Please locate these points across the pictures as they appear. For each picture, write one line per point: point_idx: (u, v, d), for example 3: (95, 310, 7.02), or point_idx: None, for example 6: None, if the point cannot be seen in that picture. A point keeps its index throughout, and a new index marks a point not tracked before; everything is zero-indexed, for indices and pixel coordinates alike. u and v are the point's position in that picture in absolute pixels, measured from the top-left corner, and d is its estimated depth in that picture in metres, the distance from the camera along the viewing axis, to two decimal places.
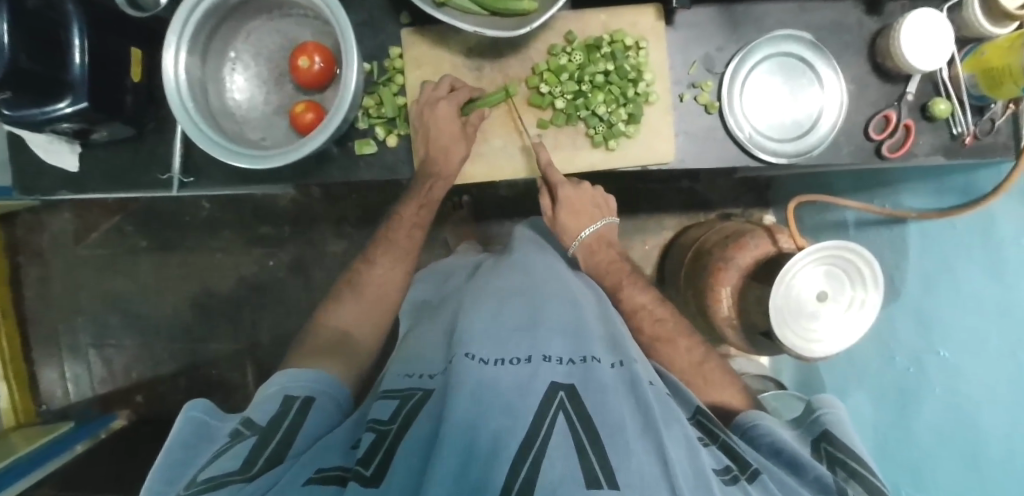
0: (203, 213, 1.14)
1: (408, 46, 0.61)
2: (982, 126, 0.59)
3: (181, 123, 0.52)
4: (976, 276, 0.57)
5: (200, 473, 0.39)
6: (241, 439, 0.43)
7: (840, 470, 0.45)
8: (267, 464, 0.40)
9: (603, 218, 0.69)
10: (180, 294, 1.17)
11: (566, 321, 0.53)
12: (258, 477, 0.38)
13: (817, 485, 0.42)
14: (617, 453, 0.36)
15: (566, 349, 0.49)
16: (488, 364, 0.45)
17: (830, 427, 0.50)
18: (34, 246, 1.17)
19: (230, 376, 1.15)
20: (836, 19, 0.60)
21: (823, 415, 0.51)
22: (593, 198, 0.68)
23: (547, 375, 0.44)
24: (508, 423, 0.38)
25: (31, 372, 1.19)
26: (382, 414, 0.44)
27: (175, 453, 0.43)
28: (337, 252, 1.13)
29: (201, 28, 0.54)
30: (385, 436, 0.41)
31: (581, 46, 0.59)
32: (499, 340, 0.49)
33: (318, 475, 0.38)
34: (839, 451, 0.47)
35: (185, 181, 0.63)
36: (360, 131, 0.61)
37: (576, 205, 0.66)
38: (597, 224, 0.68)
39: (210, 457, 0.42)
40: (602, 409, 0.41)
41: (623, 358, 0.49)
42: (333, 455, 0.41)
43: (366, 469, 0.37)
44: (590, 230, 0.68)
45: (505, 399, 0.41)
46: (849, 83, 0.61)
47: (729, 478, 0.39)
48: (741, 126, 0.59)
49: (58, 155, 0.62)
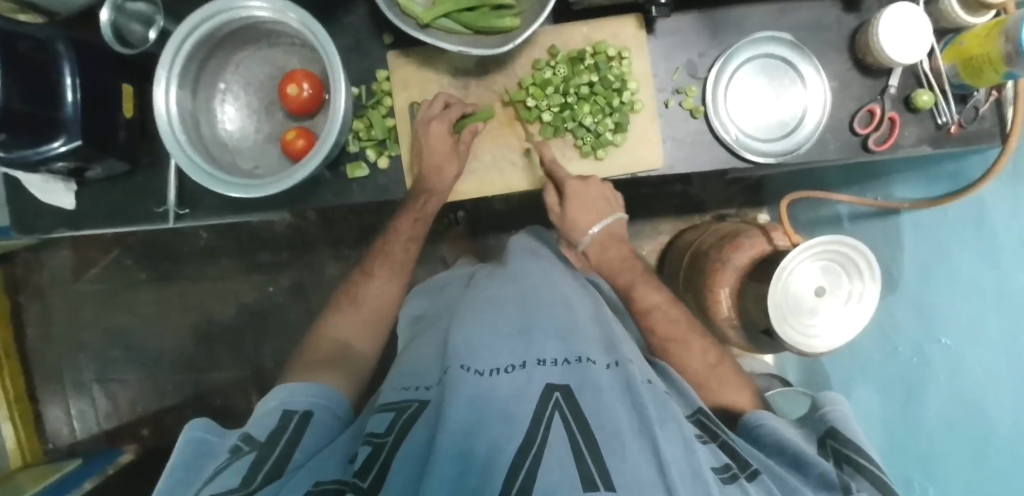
0: (201, 242, 1.14)
1: (394, 68, 0.62)
2: (966, 114, 0.60)
3: (173, 155, 0.53)
4: (971, 263, 0.57)
5: (200, 490, 0.39)
6: (240, 455, 0.43)
7: (846, 465, 0.46)
8: (265, 478, 0.41)
9: (613, 214, 0.66)
10: (182, 324, 1.17)
11: (560, 325, 0.53)
12: (257, 492, 0.39)
13: (821, 482, 0.43)
14: (613, 453, 0.37)
15: (561, 352, 0.49)
16: (483, 372, 0.45)
17: (835, 423, 0.50)
18: (35, 285, 1.18)
19: (235, 404, 1.15)
20: (814, 18, 0.61)
21: (828, 412, 0.52)
22: (603, 193, 0.63)
23: (541, 378, 0.44)
24: (504, 428, 0.39)
25: (36, 411, 1.18)
26: (377, 427, 0.45)
27: (175, 478, 0.43)
28: (336, 273, 1.13)
29: (190, 61, 0.55)
30: (381, 449, 0.41)
31: (565, 59, 0.60)
32: (494, 348, 0.49)
33: (316, 488, 0.39)
34: (844, 447, 0.48)
35: (181, 213, 0.63)
36: (351, 154, 0.62)
37: (584, 200, 0.62)
38: (604, 219, 0.65)
39: (208, 476, 0.42)
40: (598, 409, 0.41)
41: (618, 359, 0.50)
42: (329, 468, 0.42)
43: (363, 480, 0.38)
44: (597, 226, 0.65)
45: (501, 405, 0.41)
46: (832, 80, 0.61)
47: (727, 476, 0.39)
48: (728, 128, 0.60)
49: (53, 195, 0.62)
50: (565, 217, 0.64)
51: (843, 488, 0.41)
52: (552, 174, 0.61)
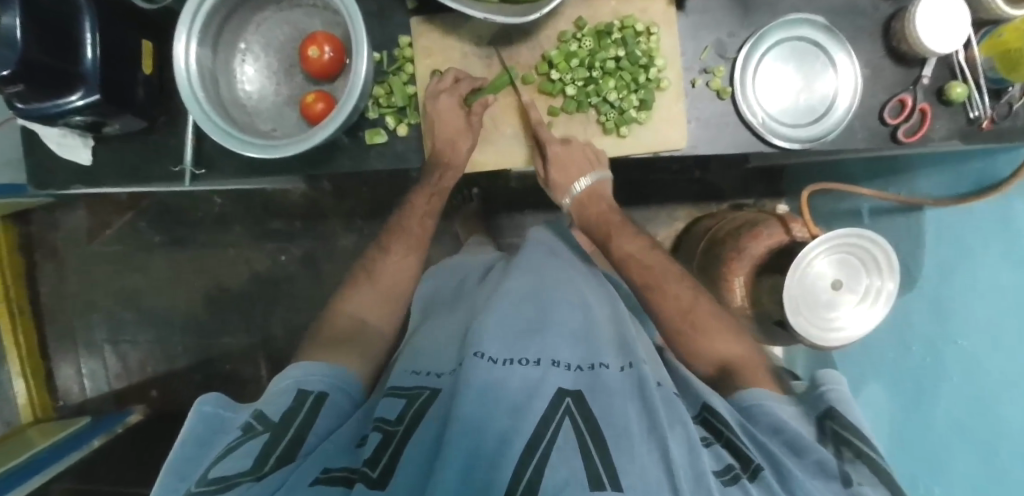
0: (214, 209, 1.15)
1: (417, 35, 0.60)
2: (998, 110, 0.58)
3: (192, 113, 0.52)
4: (994, 262, 0.56)
5: (209, 470, 0.39)
6: (254, 435, 0.43)
7: (845, 449, 0.45)
8: (278, 462, 0.41)
9: (601, 172, 0.62)
10: (193, 290, 1.18)
11: (575, 328, 0.53)
12: (267, 476, 0.39)
13: (818, 468, 0.43)
14: (622, 454, 0.37)
15: (574, 357, 0.49)
16: (498, 364, 0.45)
17: (835, 404, 0.50)
18: (49, 244, 1.19)
19: (243, 370, 1.16)
20: (850, 3, 0.59)
21: (828, 392, 0.52)
22: (584, 152, 0.60)
23: (555, 380, 0.44)
24: (514, 423, 0.39)
25: (48, 368, 1.20)
26: (388, 414, 0.45)
27: (188, 454, 0.43)
28: (348, 245, 1.13)
29: (211, 19, 0.54)
30: (391, 438, 0.42)
31: (591, 32, 0.59)
32: (508, 340, 0.49)
33: (324, 475, 0.39)
34: (844, 429, 0.47)
35: (197, 173, 0.63)
36: (371, 120, 0.61)
37: (565, 160, 0.60)
38: (589, 178, 0.62)
39: (219, 454, 0.42)
40: (609, 411, 0.41)
41: (632, 361, 0.49)
42: (339, 455, 0.41)
43: (373, 471, 0.38)
44: (582, 183, 0.62)
45: (512, 401, 0.41)
46: (864, 67, 0.60)
47: (729, 478, 0.40)
48: (754, 111, 0.59)
49: (72, 150, 0.62)
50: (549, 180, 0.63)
51: (842, 480, 0.41)
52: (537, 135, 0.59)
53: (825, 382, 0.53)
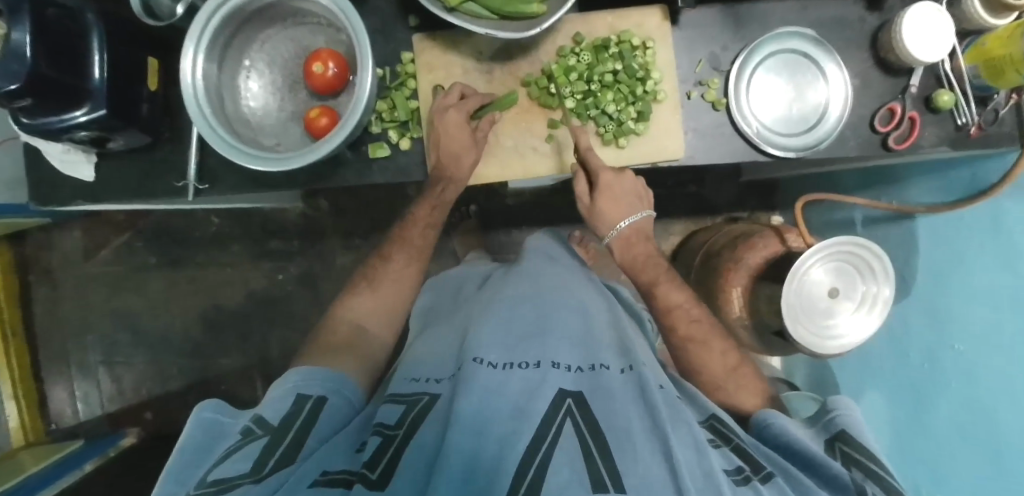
0: (212, 228, 1.15)
1: (419, 51, 0.62)
2: (986, 116, 0.59)
3: (197, 126, 0.53)
4: (987, 265, 0.57)
5: (208, 473, 0.39)
6: (252, 439, 0.43)
7: (856, 470, 0.44)
8: (277, 465, 0.40)
9: (644, 210, 0.64)
10: (190, 309, 1.17)
11: (575, 331, 0.54)
12: (266, 478, 0.38)
13: (836, 483, 0.42)
14: (624, 457, 0.37)
15: (575, 358, 0.49)
16: (497, 367, 0.46)
17: (846, 427, 0.49)
18: (44, 265, 1.18)
19: (241, 390, 1.15)
20: (837, 17, 0.61)
21: (839, 416, 0.50)
22: (635, 188, 0.62)
23: (556, 381, 0.45)
24: (515, 425, 0.39)
25: (40, 391, 1.18)
26: (388, 419, 0.44)
27: (186, 458, 0.43)
28: (346, 263, 1.13)
29: (217, 36, 0.55)
30: (391, 442, 0.41)
31: (589, 47, 0.60)
32: (507, 345, 0.50)
33: (323, 477, 0.38)
34: (855, 451, 0.46)
35: (200, 188, 0.63)
36: (373, 134, 0.62)
37: (617, 192, 0.61)
38: (636, 215, 0.63)
39: (219, 457, 0.41)
40: (610, 415, 0.41)
41: (633, 363, 0.50)
42: (338, 459, 0.41)
43: (372, 472, 0.38)
44: (627, 221, 0.63)
45: (513, 403, 0.41)
46: (853, 78, 0.62)
47: (741, 478, 0.40)
48: (749, 121, 0.60)
49: (74, 166, 0.63)
50: (592, 209, 0.63)
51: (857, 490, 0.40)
52: (587, 161, 0.59)
53: (835, 407, 0.51)
